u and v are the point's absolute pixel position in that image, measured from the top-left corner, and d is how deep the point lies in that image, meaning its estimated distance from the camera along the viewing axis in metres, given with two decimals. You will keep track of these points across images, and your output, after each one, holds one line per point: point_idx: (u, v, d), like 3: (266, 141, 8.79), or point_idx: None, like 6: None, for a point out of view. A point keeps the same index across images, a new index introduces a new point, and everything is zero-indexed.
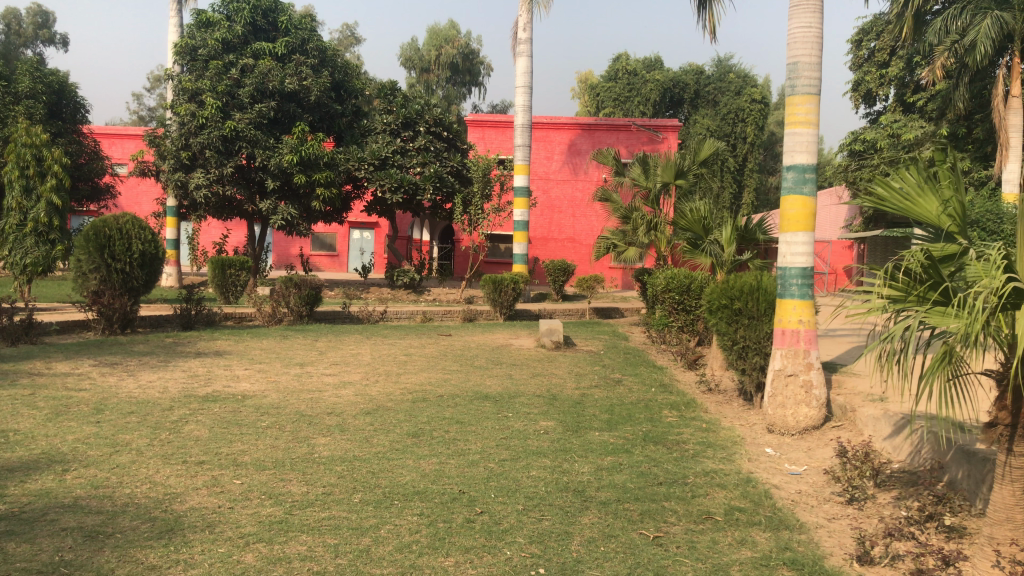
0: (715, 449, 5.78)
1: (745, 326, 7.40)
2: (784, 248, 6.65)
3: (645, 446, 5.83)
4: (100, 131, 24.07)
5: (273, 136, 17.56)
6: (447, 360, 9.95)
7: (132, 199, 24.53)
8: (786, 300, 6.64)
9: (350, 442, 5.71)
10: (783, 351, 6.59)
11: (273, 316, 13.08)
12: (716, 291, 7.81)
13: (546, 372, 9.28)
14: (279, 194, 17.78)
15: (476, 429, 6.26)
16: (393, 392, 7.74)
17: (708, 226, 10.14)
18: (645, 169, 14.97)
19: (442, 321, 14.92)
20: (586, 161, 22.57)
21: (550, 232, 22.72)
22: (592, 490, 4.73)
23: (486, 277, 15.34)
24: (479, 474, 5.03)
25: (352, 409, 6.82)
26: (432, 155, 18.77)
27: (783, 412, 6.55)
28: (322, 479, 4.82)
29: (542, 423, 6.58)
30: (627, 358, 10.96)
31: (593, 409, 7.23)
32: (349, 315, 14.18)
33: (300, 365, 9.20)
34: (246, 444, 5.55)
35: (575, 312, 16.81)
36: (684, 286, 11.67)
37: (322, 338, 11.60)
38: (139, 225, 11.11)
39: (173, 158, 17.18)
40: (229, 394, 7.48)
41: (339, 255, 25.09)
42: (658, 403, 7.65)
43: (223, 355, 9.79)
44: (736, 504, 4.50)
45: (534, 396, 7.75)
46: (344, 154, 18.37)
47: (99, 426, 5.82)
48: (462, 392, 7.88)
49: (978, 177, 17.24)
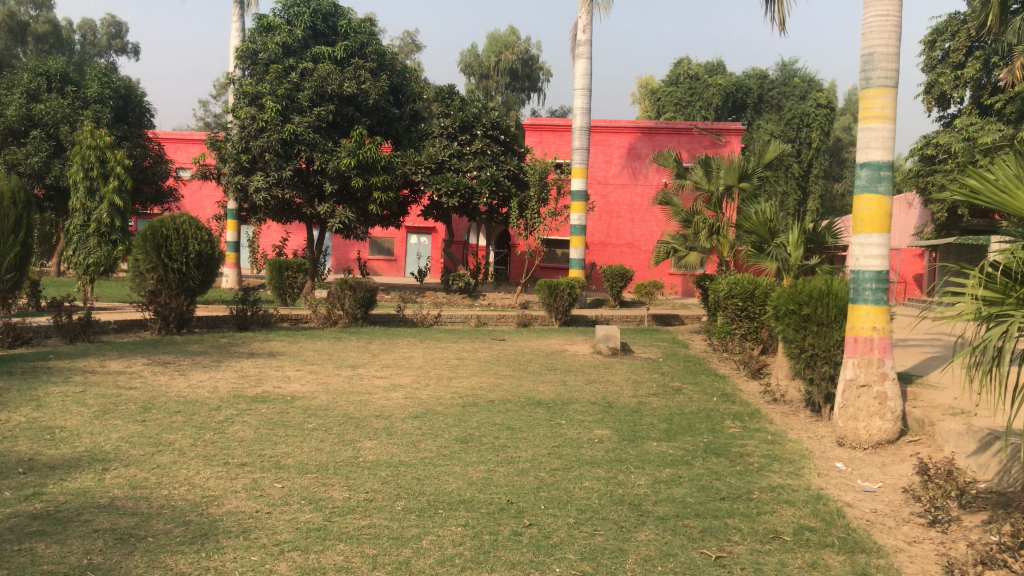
0: (782, 463, 5.43)
1: (814, 333, 7.02)
2: (857, 250, 6.25)
3: (706, 458, 5.51)
4: (165, 136, 24.55)
5: (331, 140, 17.61)
6: (500, 364, 9.73)
7: (195, 203, 24.95)
8: (858, 306, 6.24)
9: (396, 447, 5.50)
10: (856, 360, 6.20)
11: (328, 319, 13.02)
12: (782, 297, 7.43)
13: (602, 379, 8.97)
14: (337, 197, 17.83)
15: (527, 435, 6.01)
16: (443, 395, 7.54)
17: (775, 229, 9.79)
18: (707, 172, 14.57)
19: (496, 326, 14.71)
20: (646, 165, 22.16)
21: (608, 237, 22.37)
22: (648, 504, 4.44)
23: (541, 281, 15.09)
24: (528, 484, 4.77)
25: (400, 413, 6.62)
26: (489, 159, 18.62)
27: (855, 425, 6.15)
28: (366, 484, 4.62)
29: (596, 431, 6.29)
30: (686, 365, 10.59)
31: (651, 417, 6.92)
32: (403, 318, 14.05)
33: (352, 367, 9.08)
34: (290, 446, 5.39)
35: (633, 318, 16.45)
36: (749, 291, 11.30)
37: (375, 341, 11.48)
38: (196, 226, 11.16)
39: (233, 161, 17.35)
40: (278, 394, 7.36)
41: (396, 260, 25.11)
42: (719, 412, 7.31)
43: (275, 356, 9.71)
44: (806, 524, 4.15)
45: (589, 403, 7.46)
46: (401, 157, 18.28)
47: (144, 425, 5.73)
48: (515, 397, 7.63)
49: None
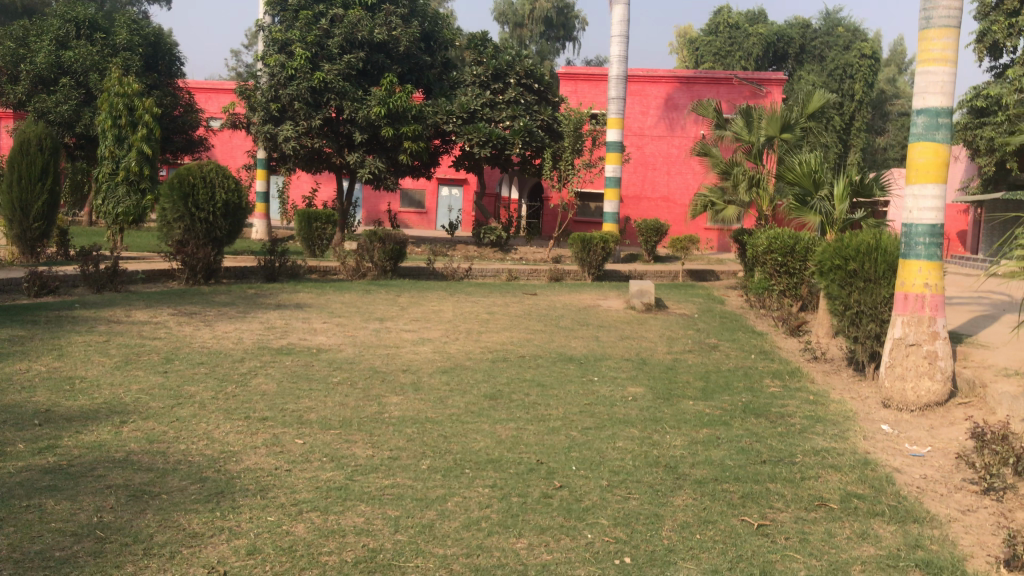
0: (826, 425, 5.16)
1: (860, 290, 6.71)
2: (910, 202, 5.90)
3: (746, 418, 5.27)
4: (197, 86, 24.39)
5: (361, 88, 17.31)
6: (530, 319, 9.52)
7: (227, 153, 24.85)
8: (909, 261, 5.90)
9: (423, 402, 5.33)
10: (905, 318, 5.88)
11: (357, 271, 12.89)
12: (828, 251, 7.10)
13: (635, 335, 8.73)
14: (367, 147, 17.60)
15: (559, 393, 5.80)
16: (472, 350, 7.36)
17: (819, 180, 9.40)
18: (748, 122, 14.10)
19: (527, 280, 14.48)
20: (684, 116, 21.61)
21: (642, 190, 21.95)
22: (685, 467, 4.21)
23: (574, 235, 14.81)
24: (559, 444, 4.56)
25: (427, 368, 6.44)
26: (522, 109, 18.33)
27: (902, 386, 5.85)
28: (391, 442, 4.44)
29: (630, 389, 6.07)
30: (722, 322, 10.31)
31: (686, 375, 6.68)
32: (433, 272, 13.86)
33: (380, 320, 8.92)
34: (314, 401, 5.23)
35: (667, 274, 16.11)
36: (789, 246, 10.97)
37: (404, 294, 11.30)
38: (223, 174, 10.99)
39: (263, 110, 17.14)
40: (304, 347, 7.23)
41: (427, 212, 24.89)
42: (757, 371, 7.05)
43: (303, 308, 9.57)
44: (853, 490, 3.90)
45: (622, 360, 7.24)
46: (433, 107, 17.94)
47: (166, 377, 5.61)
48: (546, 352, 7.42)
49: None
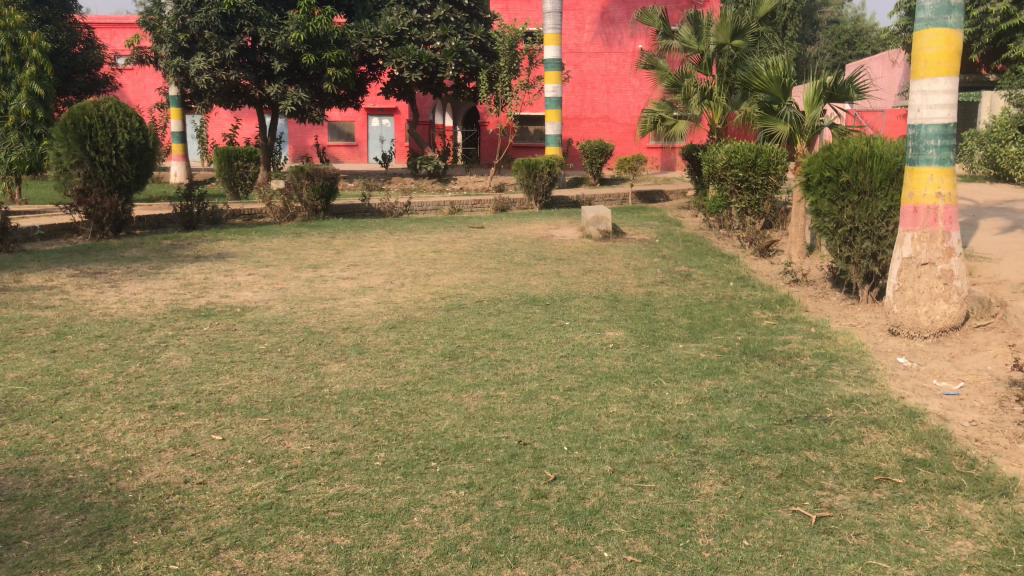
0: (843, 365, 4.44)
1: (854, 205, 6.00)
2: (918, 100, 5.10)
3: (752, 363, 4.52)
4: (99, 21, 22.34)
5: (277, 13, 15.90)
6: (481, 256, 8.62)
7: (139, 93, 22.99)
8: (919, 169, 5.13)
9: (370, 370, 4.44)
10: (915, 235, 5.14)
11: (285, 212, 11.77)
12: (815, 162, 6.33)
13: (600, 267, 7.91)
14: (287, 77, 16.19)
15: (529, 345, 4.96)
16: (421, 297, 6.46)
17: (787, 86, 8.62)
18: (696, 30, 13.15)
19: (472, 212, 13.52)
20: (620, 30, 20.55)
21: (582, 110, 20.92)
22: (700, 438, 3.42)
23: (517, 160, 13.85)
24: (540, 414, 3.73)
25: (369, 324, 5.51)
26: (453, 28, 16.94)
27: (914, 312, 5.15)
28: (335, 430, 3.56)
29: (609, 334, 5.26)
30: (687, 246, 9.56)
31: (667, 312, 5.90)
32: (369, 208, 12.79)
33: (313, 267, 7.92)
34: (236, 378, 4.30)
35: (617, 197, 15.29)
36: (750, 160, 10.19)
37: (339, 236, 10.26)
38: (125, 111, 9.63)
39: (170, 41, 15.62)
40: (226, 306, 6.24)
41: (358, 144, 23.55)
42: (743, 300, 6.30)
43: (224, 258, 8.51)
44: (908, 454, 3.17)
45: (591, 298, 6.43)
46: (356, 29, 16.55)
47: (53, 358, 4.59)
48: (504, 295, 6.57)
49: None
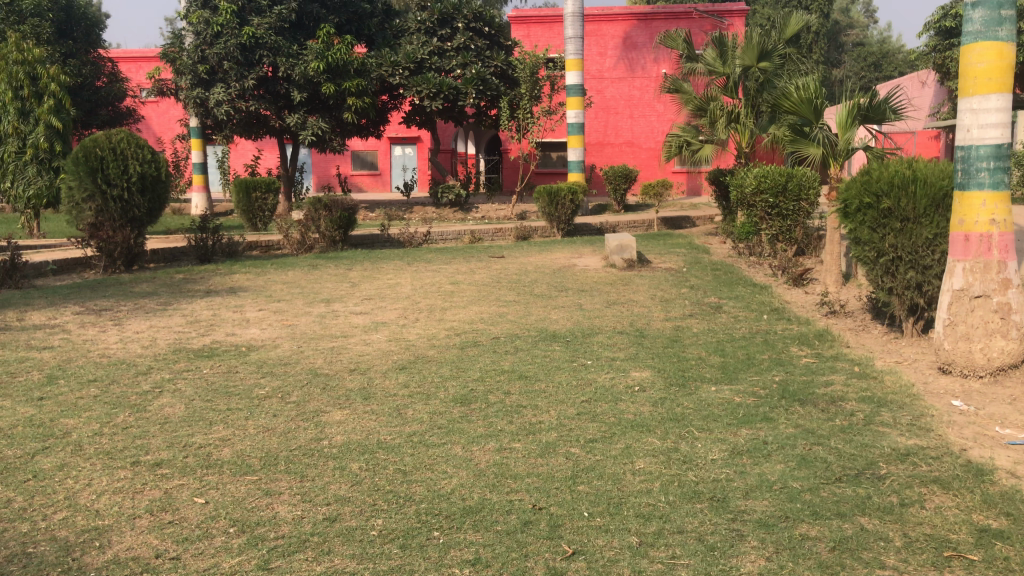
0: (894, 411, 4.03)
1: (896, 232, 5.61)
2: (968, 120, 4.72)
3: (793, 408, 4.12)
4: (123, 55, 22.47)
5: (297, 43, 15.82)
6: (501, 288, 8.27)
7: (163, 125, 23.05)
8: (969, 194, 4.74)
9: (374, 419, 4.10)
10: (967, 266, 4.73)
11: (302, 244, 11.52)
12: (853, 188, 5.95)
13: (624, 299, 7.54)
14: (307, 107, 16.07)
15: (548, 388, 4.59)
16: (436, 334, 6.12)
17: (819, 108, 8.26)
18: (720, 52, 12.79)
19: (493, 241, 13.21)
20: (643, 55, 20.30)
21: (606, 136, 20.64)
22: (739, 501, 3.04)
23: (540, 188, 13.56)
24: (557, 471, 3.36)
25: (378, 365, 5.18)
26: (474, 56, 16.78)
27: (969, 349, 4.72)
28: (330, 492, 3.22)
29: (635, 375, 4.88)
30: (715, 275, 9.16)
31: (697, 349, 5.51)
32: (389, 239, 12.53)
33: (326, 302, 7.63)
34: (230, 429, 3.96)
35: (641, 223, 14.94)
36: (780, 184, 9.82)
37: (356, 267, 9.99)
38: (137, 143, 9.48)
39: (190, 72, 15.58)
40: (231, 345, 5.95)
41: (381, 174, 23.42)
42: (779, 336, 5.89)
43: (236, 293, 8.26)
44: (981, 523, 2.78)
45: (616, 334, 6.05)
46: (376, 58, 16.43)
47: (39, 407, 4.29)
48: (523, 330, 6.22)
49: None
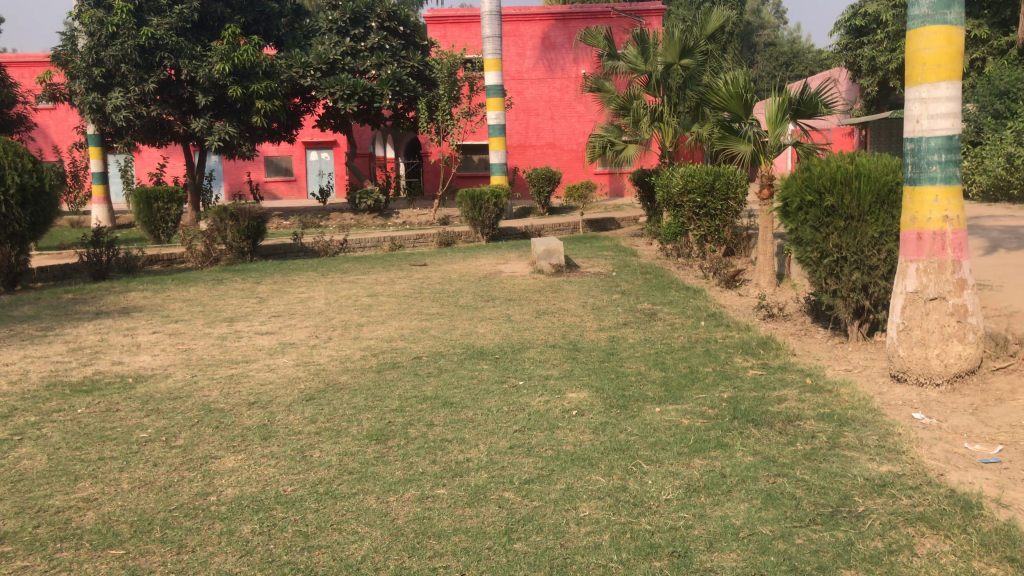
0: (857, 429, 3.65)
1: (840, 231, 5.30)
2: (917, 110, 4.40)
3: (749, 431, 3.70)
4: (14, 59, 21.07)
5: (200, 44, 14.95)
6: (423, 300, 7.73)
7: (62, 133, 21.72)
8: (921, 189, 4.42)
9: (273, 466, 3.52)
10: (920, 266, 4.41)
11: (208, 256, 10.72)
12: (793, 185, 5.63)
13: (554, 307, 7.08)
14: (213, 111, 15.18)
15: (475, 417, 4.08)
16: (350, 356, 5.53)
17: (748, 103, 7.97)
18: (642, 49, 12.40)
19: (414, 248, 12.64)
20: (563, 55, 20.00)
21: (527, 138, 20.24)
22: (704, 556, 2.58)
23: (461, 192, 13.02)
24: (489, 525, 2.85)
25: (282, 396, 4.57)
26: (388, 56, 16.17)
27: (925, 355, 4.38)
28: (211, 567, 2.64)
29: (572, 397, 4.39)
30: (647, 279, 8.79)
31: (635, 363, 5.08)
32: (302, 248, 11.83)
33: (229, 322, 6.95)
34: (98, 486, 3.31)
35: (567, 226, 14.56)
36: (708, 184, 9.53)
37: (265, 281, 9.31)
38: (14, 151, 8.58)
39: (84, 76, 14.54)
40: (115, 377, 5.25)
41: (296, 179, 22.53)
42: (722, 344, 5.51)
43: (130, 314, 7.51)
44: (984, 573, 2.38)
45: (548, 348, 5.57)
46: (286, 59, 15.65)
47: None
48: (447, 348, 5.70)
49: (999, 45, 15.38)
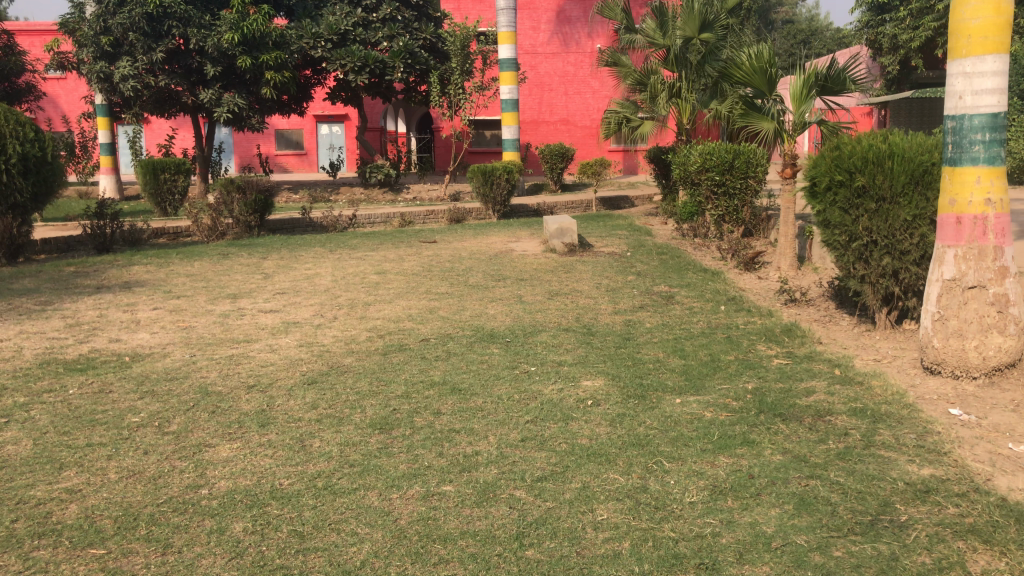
0: (893, 427, 3.42)
1: (870, 214, 5.03)
2: (960, 85, 4.11)
3: (776, 427, 3.47)
4: (23, 27, 20.83)
5: (209, 13, 14.66)
6: (432, 278, 7.49)
7: (71, 103, 21.51)
8: (961, 170, 4.14)
9: (269, 456, 3.31)
10: (959, 252, 4.14)
11: (214, 230, 10.51)
12: (821, 164, 5.35)
13: (567, 289, 6.84)
14: (222, 81, 14.91)
15: (484, 406, 3.86)
16: (355, 337, 5.32)
17: (773, 79, 7.65)
18: (660, 23, 11.99)
19: (424, 224, 12.40)
20: (578, 29, 19.61)
21: (540, 113, 19.90)
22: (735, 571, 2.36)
23: (473, 167, 12.75)
24: (500, 528, 2.64)
25: (282, 379, 4.36)
26: (400, 27, 15.84)
27: (962, 346, 4.13)
28: (198, 571, 2.44)
29: (587, 386, 4.17)
30: (663, 259, 8.53)
31: (654, 350, 4.85)
32: (311, 223, 11.61)
33: (233, 298, 6.74)
34: (83, 476, 3.11)
35: (580, 204, 14.27)
36: (727, 162, 9.23)
37: (272, 256, 9.08)
38: (15, 120, 8.34)
39: (92, 44, 14.30)
40: (112, 355, 5.05)
41: (307, 153, 22.27)
42: (744, 331, 5.26)
43: (132, 288, 7.30)
44: None
45: (561, 332, 5.34)
46: (296, 30, 15.34)
47: None
48: (456, 329, 5.47)
49: None
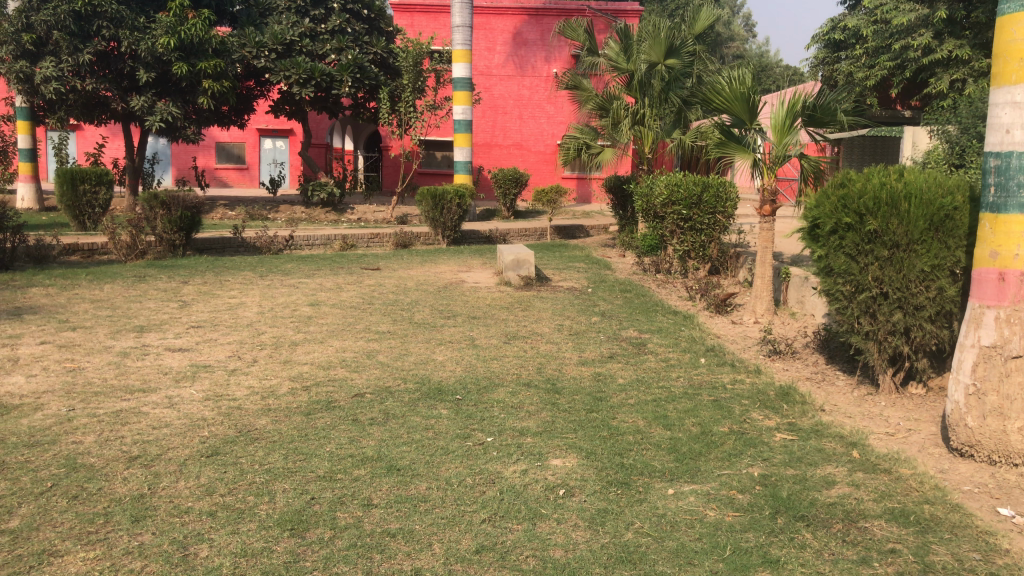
0: (949, 541, 2.70)
1: (882, 262, 4.36)
2: (1009, 116, 3.47)
3: (801, 539, 2.73)
4: None
5: (144, 15, 13.65)
6: (372, 314, 6.63)
7: None
8: (1007, 217, 3.49)
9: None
10: (1003, 314, 3.47)
11: (133, 248, 9.49)
12: (825, 204, 4.71)
13: (526, 331, 6.05)
14: (156, 89, 13.87)
15: (428, 496, 3.03)
16: (275, 389, 4.43)
17: (753, 108, 7.02)
18: (625, 46, 11.33)
19: (368, 248, 11.53)
20: (534, 52, 19.02)
21: (493, 137, 19.22)
22: None
23: (422, 190, 11.94)
24: None
25: (175, 450, 3.46)
26: (350, 40, 15.02)
27: (1003, 428, 3.44)
28: None
29: (557, 467, 3.36)
30: (627, 298, 7.81)
31: (633, 417, 4.07)
32: (243, 243, 10.64)
33: (139, 333, 5.79)
34: None
35: (534, 232, 13.53)
36: (695, 196, 8.61)
37: (194, 281, 8.12)
38: None
39: (12, 42, 13.14)
40: None
41: (248, 168, 21.21)
42: (734, 393, 4.52)
43: (22, 316, 6.30)
44: None
45: (523, 388, 4.54)
46: (238, 38, 14.29)
47: None
48: (397, 382, 4.62)
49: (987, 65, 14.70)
